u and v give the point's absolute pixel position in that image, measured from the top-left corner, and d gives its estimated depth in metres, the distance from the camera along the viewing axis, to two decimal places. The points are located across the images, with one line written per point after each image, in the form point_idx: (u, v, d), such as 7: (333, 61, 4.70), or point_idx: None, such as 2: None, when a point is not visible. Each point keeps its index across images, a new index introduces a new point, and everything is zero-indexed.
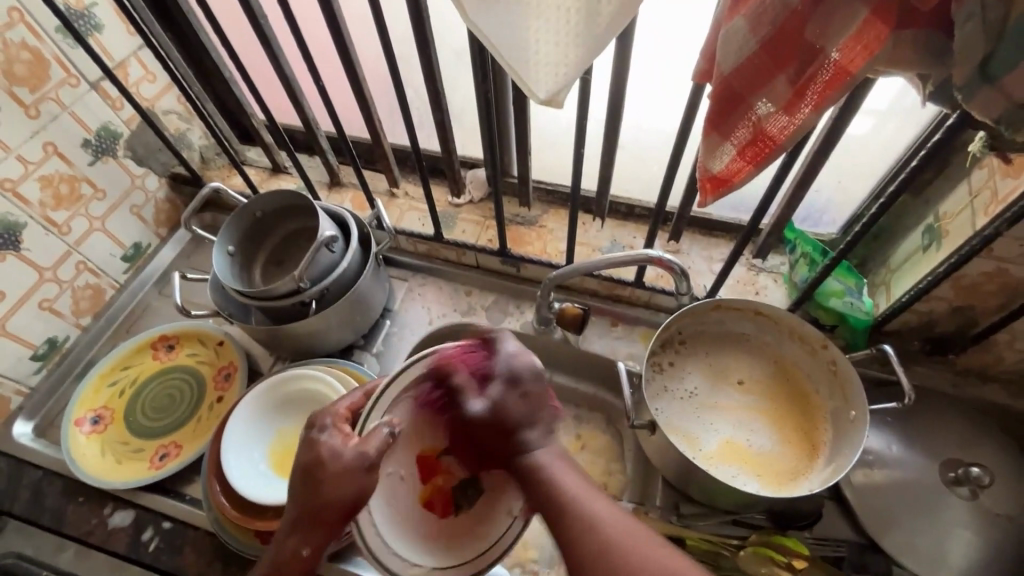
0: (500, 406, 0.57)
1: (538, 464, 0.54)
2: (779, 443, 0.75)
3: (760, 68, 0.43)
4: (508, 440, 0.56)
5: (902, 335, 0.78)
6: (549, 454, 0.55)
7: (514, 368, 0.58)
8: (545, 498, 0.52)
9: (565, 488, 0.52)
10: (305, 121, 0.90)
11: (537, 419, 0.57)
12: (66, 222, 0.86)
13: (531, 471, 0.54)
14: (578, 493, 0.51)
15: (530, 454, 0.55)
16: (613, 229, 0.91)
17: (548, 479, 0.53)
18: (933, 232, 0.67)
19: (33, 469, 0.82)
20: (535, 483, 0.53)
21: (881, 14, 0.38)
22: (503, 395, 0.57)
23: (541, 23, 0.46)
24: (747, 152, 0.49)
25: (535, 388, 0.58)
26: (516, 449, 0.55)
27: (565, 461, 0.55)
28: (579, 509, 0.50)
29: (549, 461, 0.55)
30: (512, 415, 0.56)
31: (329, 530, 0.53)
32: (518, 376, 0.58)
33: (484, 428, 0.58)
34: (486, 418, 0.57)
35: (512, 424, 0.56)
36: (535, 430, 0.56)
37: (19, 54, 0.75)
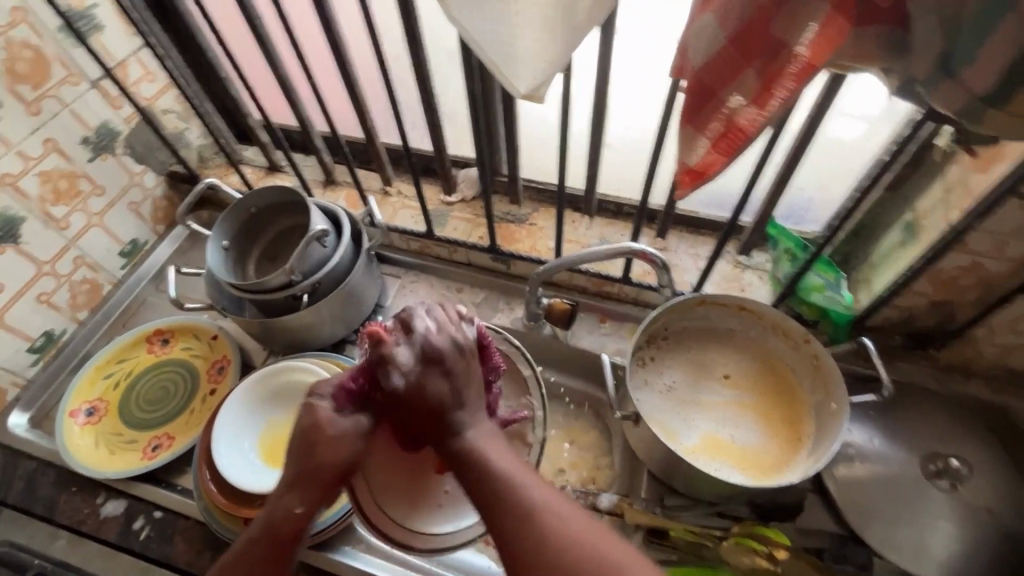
0: (420, 382, 0.53)
1: (468, 447, 0.51)
2: (762, 435, 0.75)
3: (729, 61, 0.45)
4: (435, 422, 0.53)
5: (884, 329, 0.80)
6: (480, 434, 0.52)
7: (436, 346, 0.54)
8: (481, 488, 0.49)
9: (499, 476, 0.49)
10: (300, 120, 0.92)
11: (463, 392, 0.54)
12: (65, 218, 0.88)
13: (462, 456, 0.51)
14: (513, 474, 0.49)
15: (460, 436, 0.52)
16: (602, 226, 0.93)
17: (480, 457, 0.50)
18: (911, 227, 0.69)
19: (27, 459, 0.83)
20: (467, 467, 0.50)
21: (842, 9, 0.40)
22: (425, 370, 0.53)
23: (520, 20, 0.48)
24: (720, 144, 0.50)
25: (456, 363, 0.54)
26: (447, 431, 0.52)
27: (496, 441, 0.53)
28: (522, 494, 0.48)
29: (482, 441, 0.52)
30: (438, 394, 0.53)
31: (328, 486, 0.53)
32: (434, 353, 0.54)
33: (399, 409, 0.54)
34: (407, 398, 0.53)
35: (430, 403, 0.53)
36: (465, 409, 0.53)
37: (22, 52, 0.78)
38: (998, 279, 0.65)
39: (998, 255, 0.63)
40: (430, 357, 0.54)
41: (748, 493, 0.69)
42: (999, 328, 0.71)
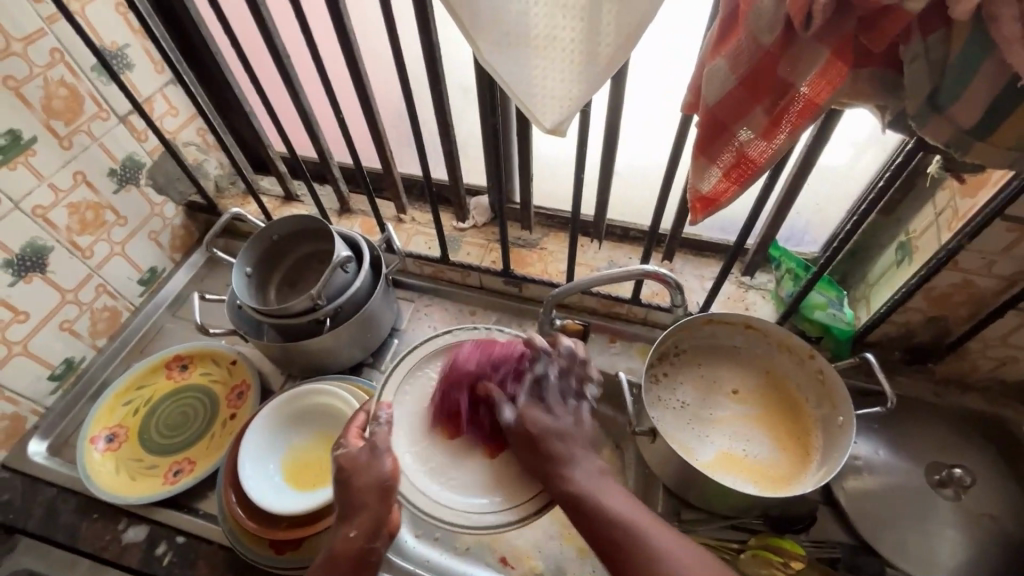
0: (528, 416, 0.60)
1: (585, 490, 0.55)
2: (774, 449, 0.78)
3: (740, 100, 0.49)
4: (550, 456, 0.58)
5: (884, 344, 0.83)
6: (591, 471, 0.57)
7: (545, 382, 0.63)
8: (596, 528, 0.53)
9: (620, 518, 0.52)
10: (320, 151, 0.96)
11: (569, 433, 0.59)
12: (90, 247, 0.90)
13: (577, 497, 0.55)
14: (632, 521, 0.52)
15: (571, 476, 0.56)
16: (611, 250, 0.97)
17: (590, 495, 0.55)
18: (905, 248, 0.73)
19: (46, 487, 0.83)
20: (580, 505, 0.54)
21: (840, 53, 0.44)
22: (532, 410, 0.60)
23: (548, 63, 0.52)
24: (731, 173, 0.55)
25: (557, 403, 0.61)
26: (566, 470, 0.57)
27: (607, 481, 0.57)
28: (633, 533, 0.51)
29: (591, 482, 0.56)
30: (543, 429, 0.59)
31: (373, 505, 0.59)
32: (541, 395, 0.62)
33: (518, 441, 0.60)
34: (519, 432, 0.60)
35: (544, 439, 0.58)
36: (575, 448, 0.58)
37: (57, 90, 0.81)
38: (988, 295, 0.70)
39: (988, 273, 0.67)
40: (538, 395, 0.62)
41: (760, 505, 0.72)
42: (992, 341, 0.75)
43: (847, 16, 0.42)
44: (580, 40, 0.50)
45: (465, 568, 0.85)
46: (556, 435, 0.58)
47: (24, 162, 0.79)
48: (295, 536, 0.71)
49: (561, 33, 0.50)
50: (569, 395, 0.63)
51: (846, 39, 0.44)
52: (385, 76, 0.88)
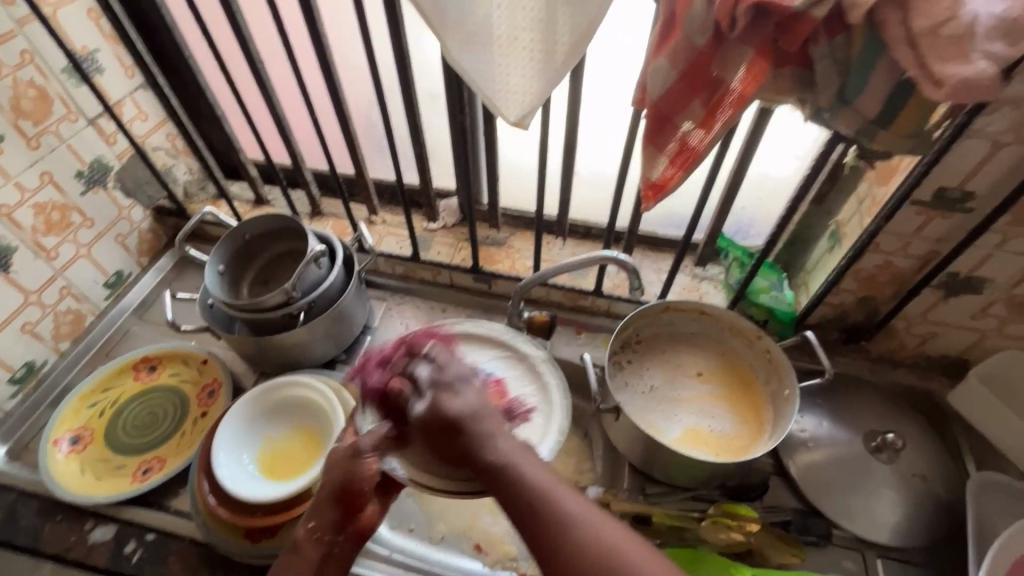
0: (436, 406, 0.53)
1: (501, 461, 0.49)
2: (735, 421, 0.84)
3: (681, 94, 0.56)
4: (463, 439, 0.51)
5: (823, 326, 0.91)
6: (510, 444, 0.51)
7: (440, 370, 0.56)
8: (516, 504, 0.47)
9: (543, 502, 0.46)
10: (291, 154, 0.98)
11: (482, 408, 0.53)
12: (55, 248, 0.90)
13: (497, 471, 0.49)
14: (558, 499, 0.46)
15: (488, 452, 0.50)
16: (574, 247, 1.02)
17: (515, 475, 0.48)
18: (836, 234, 0.82)
19: (6, 492, 0.81)
20: (497, 486, 0.48)
21: (762, 53, 0.51)
22: (435, 396, 0.54)
23: (512, 61, 0.58)
24: (676, 160, 0.61)
25: (463, 385, 0.55)
26: (483, 447, 0.50)
27: (530, 455, 0.50)
28: (558, 517, 0.45)
29: (514, 455, 0.50)
30: (452, 410, 0.52)
31: (333, 506, 0.62)
32: (441, 381, 0.55)
33: (429, 432, 0.54)
34: (425, 424, 0.54)
35: (453, 422, 0.52)
36: (484, 421, 0.52)
37: (26, 91, 0.81)
38: (907, 274, 0.78)
39: (905, 253, 0.75)
40: (440, 381, 0.55)
41: (716, 473, 0.77)
42: (914, 318, 0.84)
43: (764, 21, 0.50)
44: (539, 40, 0.56)
45: (443, 556, 0.87)
46: (463, 422, 0.51)
47: None
48: (273, 523, 0.72)
49: (521, 33, 0.56)
50: (468, 376, 0.56)
51: (766, 40, 0.51)
52: (356, 83, 0.92)
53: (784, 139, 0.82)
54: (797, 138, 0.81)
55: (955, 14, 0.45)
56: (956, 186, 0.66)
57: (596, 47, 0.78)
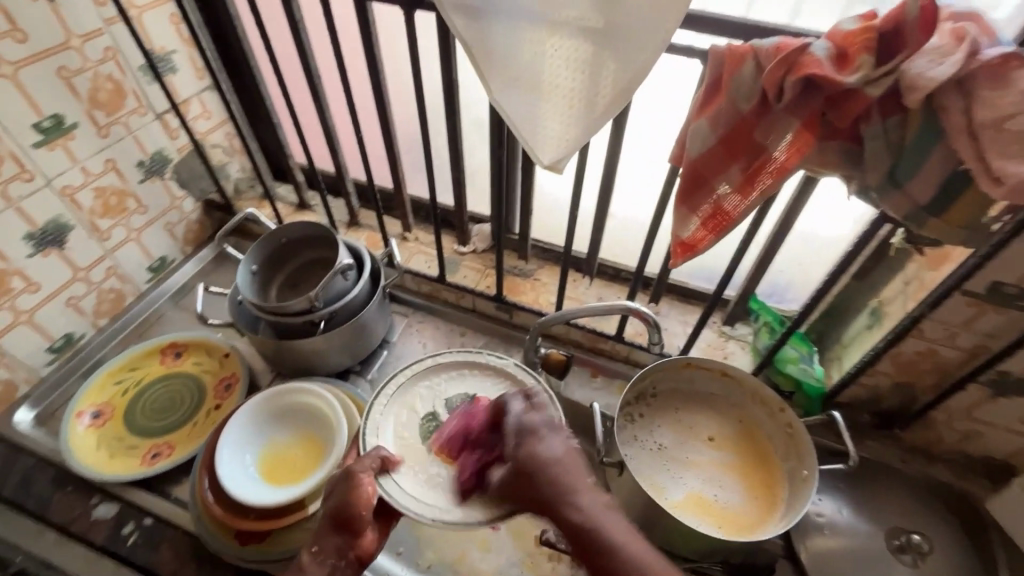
0: (523, 460, 0.55)
1: (587, 522, 0.51)
2: (745, 495, 0.80)
3: (719, 157, 0.55)
4: (549, 492, 0.53)
5: (853, 406, 0.85)
6: (596, 502, 0.52)
7: (528, 418, 0.59)
8: (601, 563, 0.49)
9: (635, 565, 0.48)
10: (337, 165, 1.02)
11: (570, 466, 0.55)
12: (108, 230, 0.95)
13: (583, 529, 0.50)
14: (643, 560, 0.48)
15: (573, 511, 0.51)
16: (600, 288, 1.01)
17: (602, 535, 0.50)
18: (877, 313, 0.77)
19: (26, 455, 0.85)
20: (584, 543, 0.50)
21: (809, 127, 0.50)
22: (525, 445, 0.56)
23: (551, 107, 0.58)
24: (709, 223, 0.59)
25: (547, 436, 0.57)
26: (568, 502, 0.52)
27: (614, 513, 0.52)
28: None
29: (597, 513, 0.52)
30: (538, 461, 0.54)
31: (335, 529, 0.62)
32: (531, 428, 0.58)
33: (513, 481, 0.56)
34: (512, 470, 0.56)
35: (540, 473, 0.54)
36: (570, 477, 0.54)
37: (105, 84, 0.87)
38: (952, 366, 0.73)
39: (951, 344, 0.70)
40: (527, 427, 0.58)
41: (719, 548, 0.73)
42: (956, 412, 0.78)
43: (814, 94, 0.48)
44: (578, 88, 0.56)
45: None
46: (550, 478, 0.53)
47: (63, 144, 0.84)
48: (263, 529, 0.72)
49: (564, 83, 0.56)
50: (557, 426, 0.59)
51: (813, 113, 0.49)
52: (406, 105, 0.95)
53: (828, 206, 0.79)
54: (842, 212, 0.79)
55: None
56: (1014, 283, 0.61)
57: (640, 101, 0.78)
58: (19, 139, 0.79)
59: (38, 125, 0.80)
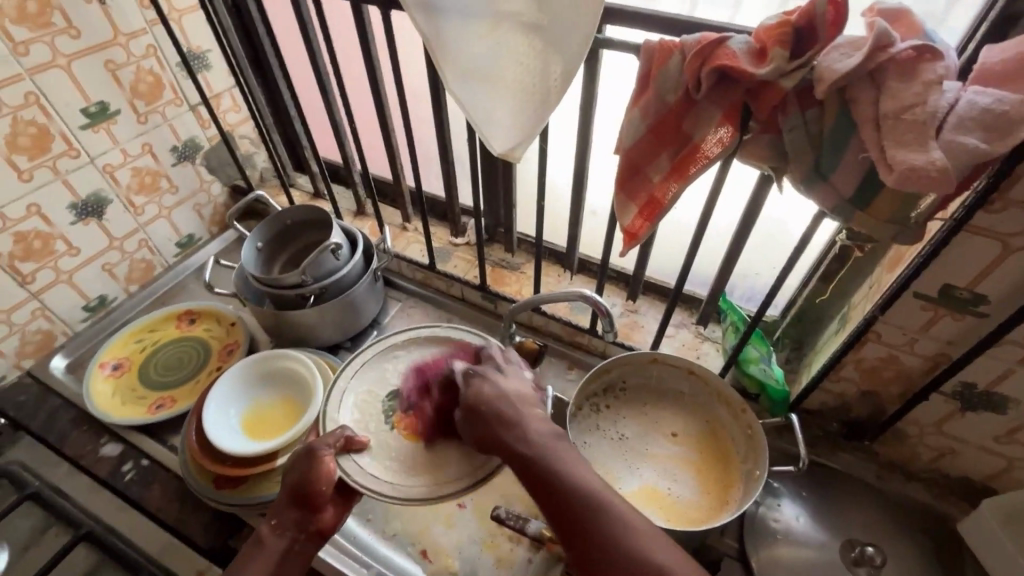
0: (474, 397, 0.60)
1: (537, 445, 0.55)
2: (697, 492, 0.80)
3: (650, 147, 0.57)
4: (501, 422, 0.58)
5: (823, 415, 0.84)
6: (545, 429, 0.57)
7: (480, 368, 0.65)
8: (547, 479, 0.53)
9: (578, 479, 0.52)
10: (344, 157, 1.10)
11: (519, 402, 0.59)
12: (142, 206, 1.07)
13: (530, 455, 0.54)
14: (583, 474, 0.53)
15: (525, 437, 0.56)
16: (581, 283, 1.04)
17: (550, 455, 0.54)
18: (844, 317, 0.76)
19: (55, 397, 0.97)
20: (533, 463, 0.54)
21: (729, 117, 0.52)
22: (476, 386, 0.62)
23: (501, 99, 0.63)
24: (644, 211, 0.62)
25: (500, 380, 0.62)
26: (517, 431, 0.56)
27: (564, 442, 0.56)
28: (591, 491, 0.51)
29: (547, 439, 0.56)
30: (488, 396, 0.60)
31: (293, 504, 0.65)
32: (481, 374, 0.64)
33: (467, 417, 0.61)
34: (464, 405, 0.62)
35: (490, 407, 0.59)
36: (521, 411, 0.58)
37: (145, 77, 1.00)
38: (915, 374, 0.71)
39: (912, 350, 0.69)
40: (477, 375, 0.64)
41: (660, 539, 0.74)
42: (926, 426, 0.75)
43: (733, 85, 0.51)
44: (522, 79, 0.60)
45: (388, 552, 0.90)
46: (499, 410, 0.58)
47: (106, 127, 0.97)
48: (237, 476, 0.80)
49: (508, 75, 0.61)
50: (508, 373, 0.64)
51: (735, 104, 0.52)
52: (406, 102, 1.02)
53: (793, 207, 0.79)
54: (797, 214, 0.79)
55: (923, 100, 0.44)
56: (965, 287, 0.60)
57: (610, 75, 0.78)
58: (68, 121, 0.91)
59: (85, 110, 0.93)
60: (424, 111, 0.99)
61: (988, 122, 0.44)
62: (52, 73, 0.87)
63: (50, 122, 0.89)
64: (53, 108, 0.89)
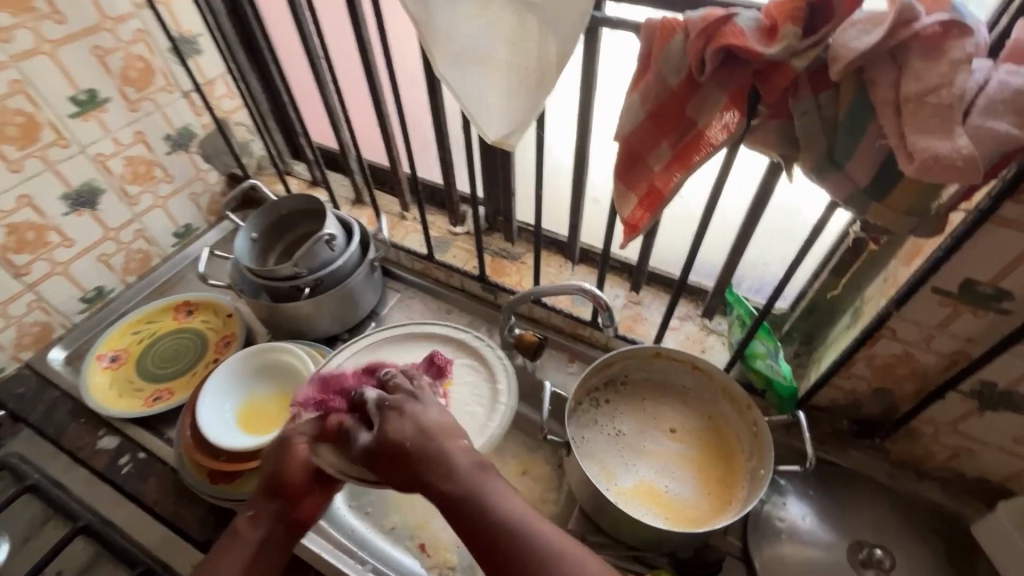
0: (385, 434, 0.58)
1: (452, 483, 0.53)
2: (698, 491, 0.78)
3: (650, 134, 0.54)
4: (414, 460, 0.56)
5: (832, 412, 0.81)
6: (464, 460, 0.55)
7: (391, 399, 0.62)
8: (469, 518, 0.51)
9: (501, 517, 0.51)
10: (340, 144, 1.07)
11: (429, 435, 0.57)
12: (137, 196, 1.06)
13: (449, 490, 0.53)
14: (507, 504, 0.52)
15: (442, 472, 0.54)
16: (583, 274, 1.01)
17: (466, 491, 0.52)
18: (856, 311, 0.72)
19: (54, 389, 0.97)
20: (450, 502, 0.53)
21: (736, 101, 0.48)
22: (388, 421, 0.60)
23: (495, 83, 0.59)
24: (645, 202, 0.58)
25: (411, 408, 0.60)
26: (436, 468, 0.55)
27: (487, 474, 0.55)
28: (518, 527, 0.50)
29: (466, 474, 0.54)
30: (404, 434, 0.57)
31: (269, 498, 0.65)
32: (392, 407, 0.61)
33: (380, 459, 0.59)
34: (380, 444, 0.59)
35: (410, 444, 0.57)
36: (433, 445, 0.56)
37: (135, 63, 0.97)
38: (931, 372, 0.67)
39: (928, 347, 0.65)
40: (388, 407, 0.61)
41: (659, 539, 0.72)
42: (942, 425, 0.72)
43: (740, 67, 0.47)
44: (515, 61, 0.57)
45: (385, 546, 0.89)
46: (411, 447, 0.56)
47: (97, 116, 0.95)
48: (232, 471, 0.79)
49: (499, 56, 0.57)
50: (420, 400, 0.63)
51: (742, 87, 0.48)
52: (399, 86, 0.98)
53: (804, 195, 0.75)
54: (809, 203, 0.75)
55: (948, 81, 0.40)
56: (988, 282, 0.56)
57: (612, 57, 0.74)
58: (57, 109, 0.90)
59: (74, 98, 0.91)
60: (420, 96, 0.96)
61: (1021, 105, 0.40)
62: (38, 60, 0.85)
63: (38, 111, 0.87)
64: (40, 96, 0.87)
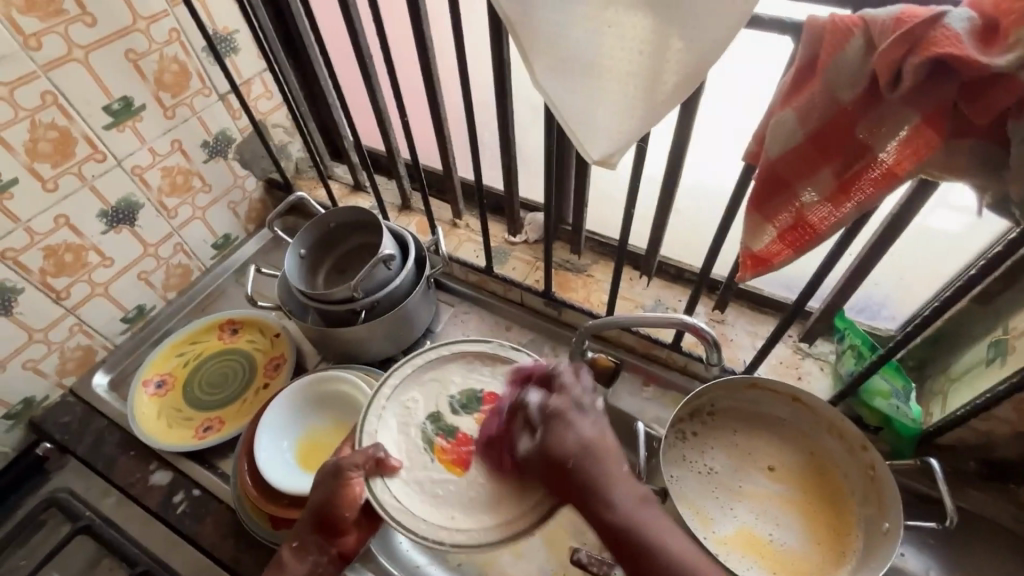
0: (549, 444, 0.54)
1: (622, 519, 0.51)
2: (805, 539, 0.71)
3: (807, 158, 0.45)
4: (584, 483, 0.52)
5: (956, 452, 0.73)
6: (628, 497, 0.52)
7: (554, 403, 0.57)
8: (642, 558, 0.50)
9: (672, 558, 0.50)
10: (389, 148, 0.99)
11: (598, 454, 0.54)
12: (175, 208, 0.99)
13: (621, 524, 0.51)
14: (676, 552, 0.50)
15: (612, 504, 0.52)
16: (659, 289, 0.92)
17: (638, 531, 0.51)
18: (1000, 346, 0.62)
19: (100, 417, 0.93)
20: (620, 534, 0.51)
21: (931, 122, 0.39)
22: (552, 430, 0.55)
23: (605, 94, 0.50)
24: (787, 236, 0.50)
25: (578, 419, 0.55)
26: (603, 497, 0.52)
27: (651, 508, 0.53)
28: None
29: (634, 510, 0.52)
30: (567, 452, 0.53)
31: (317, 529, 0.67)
32: (557, 413, 0.56)
33: (542, 466, 0.56)
34: (540, 455, 0.55)
35: (577, 464, 0.53)
36: (602, 469, 0.53)
37: (170, 66, 0.89)
38: None
39: None
40: (553, 411, 0.56)
41: None
42: None
43: (944, 80, 0.37)
44: (632, 71, 0.47)
45: None
46: (576, 468, 0.53)
47: (132, 126, 0.87)
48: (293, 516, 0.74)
49: (612, 64, 0.48)
50: (583, 406, 0.57)
51: (941, 106, 0.38)
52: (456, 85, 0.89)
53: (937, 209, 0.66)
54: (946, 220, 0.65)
55: None
56: None
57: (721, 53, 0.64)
58: (91, 122, 0.82)
59: (108, 108, 0.84)
60: (481, 95, 0.86)
61: None
62: (68, 68, 0.78)
63: (71, 124, 0.81)
64: (72, 108, 0.80)
